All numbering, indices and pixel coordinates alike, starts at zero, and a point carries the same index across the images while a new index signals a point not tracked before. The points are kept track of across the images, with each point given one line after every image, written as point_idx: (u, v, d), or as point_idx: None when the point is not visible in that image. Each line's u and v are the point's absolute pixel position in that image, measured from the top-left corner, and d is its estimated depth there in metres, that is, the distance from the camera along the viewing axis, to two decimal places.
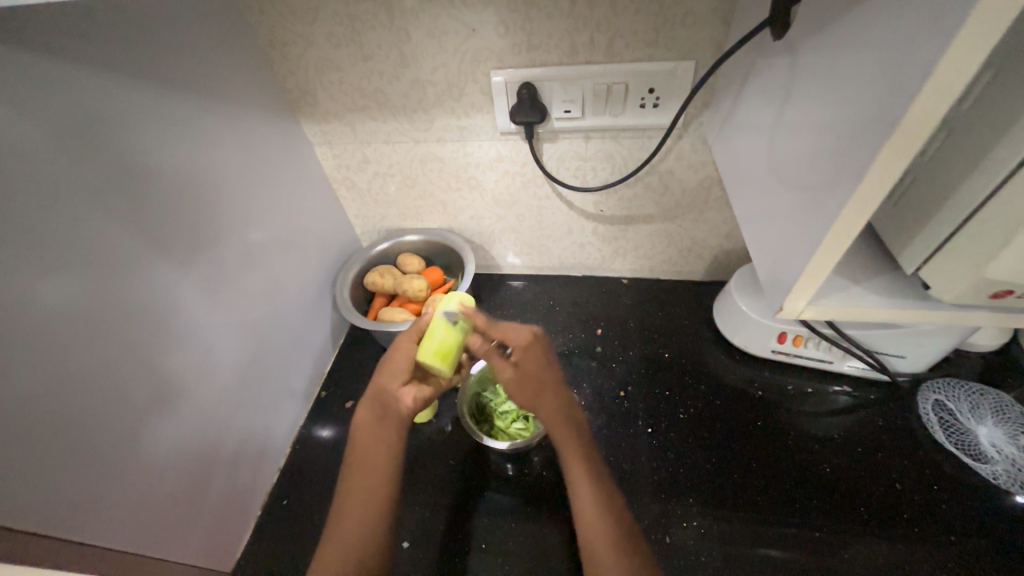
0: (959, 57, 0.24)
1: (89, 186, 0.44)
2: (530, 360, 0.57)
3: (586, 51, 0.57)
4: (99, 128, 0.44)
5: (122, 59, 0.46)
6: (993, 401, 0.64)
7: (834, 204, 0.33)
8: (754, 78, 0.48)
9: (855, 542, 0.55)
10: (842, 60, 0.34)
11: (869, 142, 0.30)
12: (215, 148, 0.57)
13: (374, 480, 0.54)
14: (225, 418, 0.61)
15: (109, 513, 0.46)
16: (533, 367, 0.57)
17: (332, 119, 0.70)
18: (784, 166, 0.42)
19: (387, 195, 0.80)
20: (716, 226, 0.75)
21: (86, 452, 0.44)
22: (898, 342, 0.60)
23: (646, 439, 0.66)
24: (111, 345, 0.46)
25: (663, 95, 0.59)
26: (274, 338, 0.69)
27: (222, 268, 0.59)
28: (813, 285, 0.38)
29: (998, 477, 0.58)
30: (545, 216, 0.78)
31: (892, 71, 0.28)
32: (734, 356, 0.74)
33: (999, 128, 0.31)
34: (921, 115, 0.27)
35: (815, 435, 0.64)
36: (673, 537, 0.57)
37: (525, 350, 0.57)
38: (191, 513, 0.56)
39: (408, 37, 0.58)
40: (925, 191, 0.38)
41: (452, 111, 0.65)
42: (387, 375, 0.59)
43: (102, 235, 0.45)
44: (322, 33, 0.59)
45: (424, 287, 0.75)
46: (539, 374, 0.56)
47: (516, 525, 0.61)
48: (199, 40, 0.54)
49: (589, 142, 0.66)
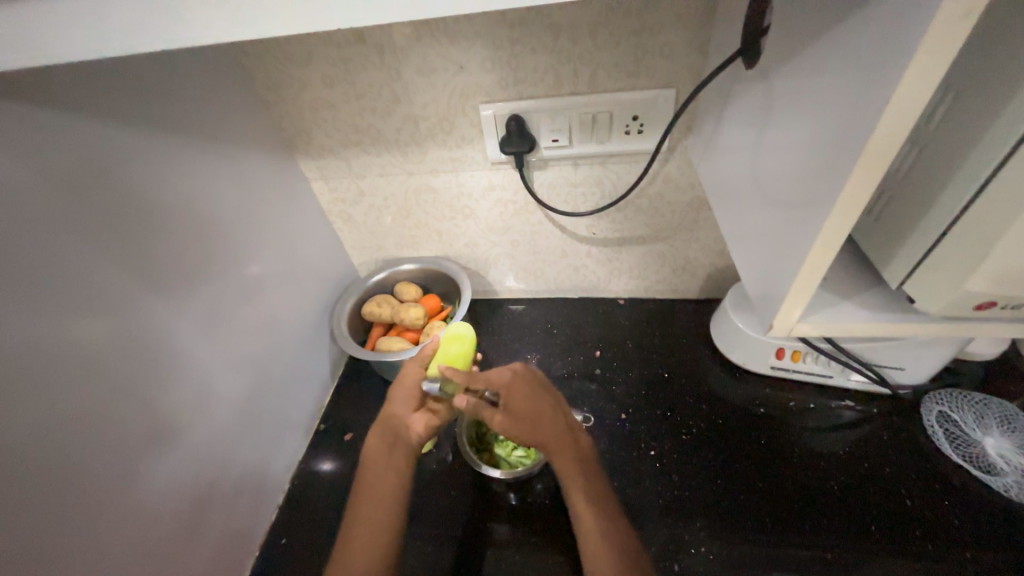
0: (918, 82, 0.25)
1: (90, 229, 0.45)
2: (517, 397, 0.58)
3: (570, 83, 0.59)
4: (101, 174, 0.46)
5: (126, 108, 0.48)
6: (998, 411, 0.63)
7: (814, 222, 0.34)
8: (732, 103, 0.50)
9: (870, 563, 0.53)
10: (812, 85, 0.35)
11: (843, 163, 0.31)
12: (215, 188, 0.59)
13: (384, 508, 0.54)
14: (225, 453, 0.61)
15: (104, 558, 0.45)
16: (521, 405, 0.58)
17: (328, 155, 0.72)
18: (766, 187, 0.42)
19: (383, 226, 0.82)
20: (708, 245, 0.76)
21: (83, 493, 0.44)
22: (896, 354, 0.60)
23: (649, 462, 0.65)
24: (110, 385, 0.46)
25: (647, 121, 0.61)
26: (272, 371, 0.69)
27: (221, 303, 0.60)
28: (801, 301, 0.38)
29: (1010, 490, 0.56)
30: (539, 241, 0.79)
31: (858, 94, 0.29)
32: (734, 373, 0.73)
33: (968, 145, 0.32)
34: (887, 136, 0.28)
35: (821, 451, 0.63)
36: (682, 564, 0.55)
37: (511, 387, 0.59)
38: (188, 555, 0.55)
39: (399, 76, 0.61)
40: (903, 206, 0.39)
41: (443, 143, 0.67)
42: (396, 403, 0.60)
43: (101, 276, 0.46)
44: (317, 75, 0.62)
45: (422, 315, 0.76)
46: (530, 410, 0.57)
47: (520, 557, 0.59)
48: (199, 87, 0.57)
49: (578, 168, 0.68)
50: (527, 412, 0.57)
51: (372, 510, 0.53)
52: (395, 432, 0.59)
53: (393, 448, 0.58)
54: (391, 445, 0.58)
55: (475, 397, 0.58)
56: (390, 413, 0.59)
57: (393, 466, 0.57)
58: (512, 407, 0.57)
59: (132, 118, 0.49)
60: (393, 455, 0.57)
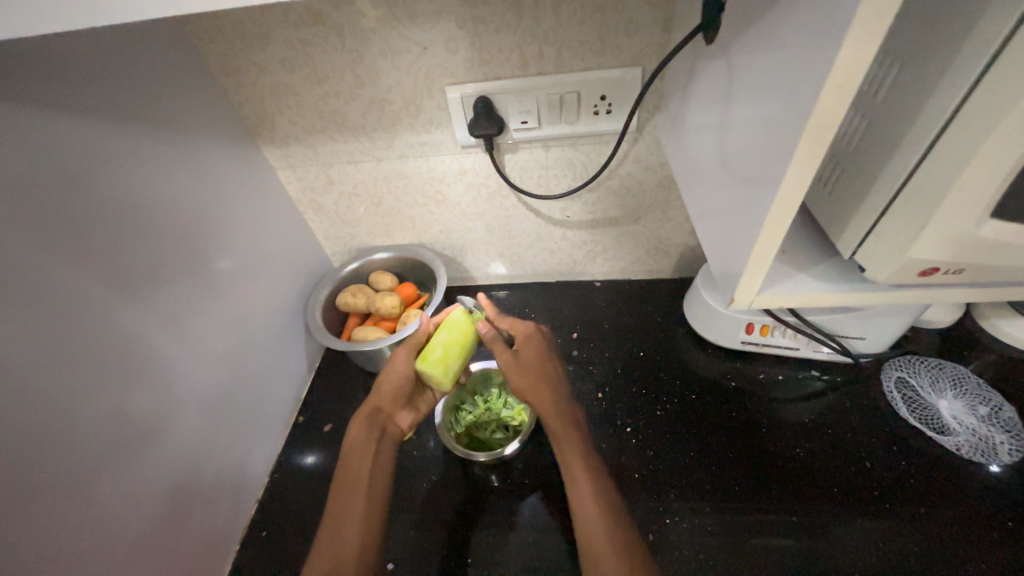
0: (859, 53, 0.26)
1: (41, 224, 0.43)
2: (530, 349, 0.59)
3: (536, 63, 0.59)
4: (51, 165, 0.44)
5: (72, 95, 0.46)
6: (952, 373, 0.66)
7: (769, 197, 0.35)
8: (695, 80, 0.50)
9: (834, 523, 0.56)
10: (766, 60, 0.35)
11: (792, 135, 0.31)
12: (174, 178, 0.57)
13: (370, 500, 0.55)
14: (200, 452, 0.60)
15: (78, 561, 0.45)
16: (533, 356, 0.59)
17: (293, 142, 0.70)
18: (727, 164, 0.43)
19: (354, 214, 0.80)
20: (680, 224, 0.77)
21: (50, 499, 0.42)
22: (857, 325, 0.62)
23: (626, 438, 0.66)
24: (74, 386, 0.45)
25: (615, 101, 0.61)
26: (247, 366, 0.68)
27: (189, 297, 0.58)
28: (760, 273, 0.39)
29: (961, 448, 0.60)
30: (513, 225, 0.79)
31: (806, 68, 0.30)
32: (707, 350, 0.75)
33: (912, 117, 0.33)
34: (831, 108, 0.28)
35: (789, 421, 0.66)
36: (658, 534, 0.57)
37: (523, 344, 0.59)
38: (167, 554, 0.54)
39: (362, 58, 0.59)
40: (855, 179, 0.40)
41: (411, 128, 0.66)
42: (385, 397, 0.59)
43: (56, 272, 0.44)
44: (275, 59, 0.60)
45: (398, 304, 0.75)
46: (538, 363, 0.58)
47: (502, 536, 0.60)
48: (150, 72, 0.54)
49: (548, 151, 0.67)
50: (536, 363, 0.58)
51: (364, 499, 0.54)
52: (381, 424, 0.59)
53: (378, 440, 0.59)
54: (377, 438, 0.58)
55: (495, 337, 0.58)
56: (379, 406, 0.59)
57: (381, 458, 0.57)
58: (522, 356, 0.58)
59: (78, 105, 0.46)
60: (380, 448, 0.58)
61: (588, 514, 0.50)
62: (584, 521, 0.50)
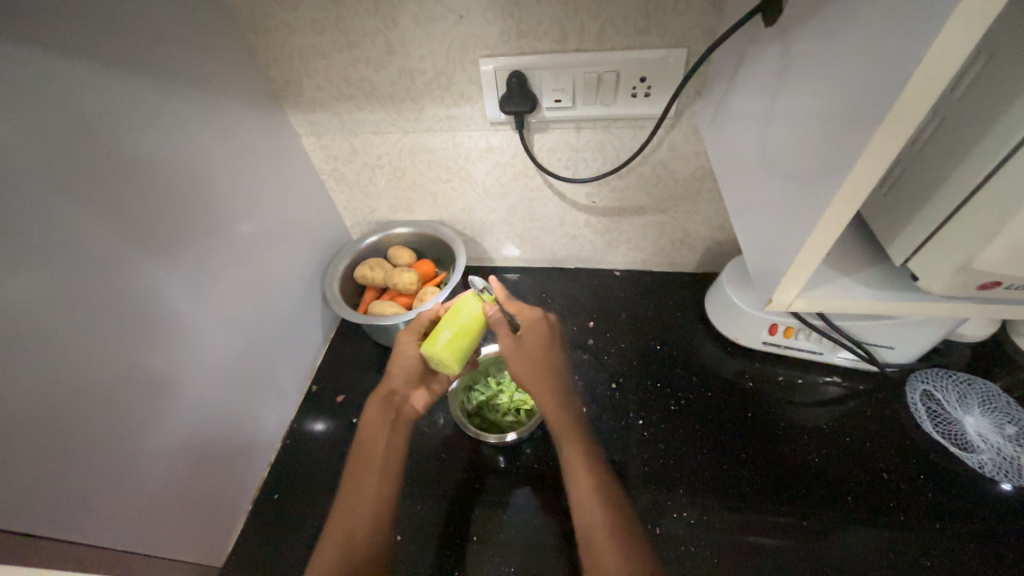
0: (948, 45, 0.24)
1: (70, 180, 0.43)
2: (535, 336, 0.57)
3: (576, 39, 0.56)
4: (80, 119, 0.43)
5: (101, 47, 0.45)
6: (981, 390, 0.64)
7: (823, 196, 0.33)
8: (745, 66, 0.47)
9: (843, 532, 0.56)
10: (833, 47, 0.33)
11: (860, 130, 0.29)
12: (200, 138, 0.56)
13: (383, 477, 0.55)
14: (214, 415, 0.61)
15: (95, 512, 0.46)
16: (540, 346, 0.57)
17: (318, 108, 0.68)
18: (773, 158, 0.41)
19: (376, 186, 0.79)
20: (709, 218, 0.75)
21: (70, 451, 0.44)
22: (887, 333, 0.60)
23: (638, 430, 0.66)
24: (95, 344, 0.45)
25: (655, 84, 0.58)
26: (263, 333, 0.68)
27: (209, 261, 0.58)
28: (801, 275, 0.38)
29: (984, 466, 0.58)
30: (537, 208, 0.77)
31: (884, 58, 0.28)
32: (726, 348, 0.74)
33: (992, 116, 0.31)
34: (907, 104, 0.26)
35: (804, 425, 0.64)
36: (663, 527, 0.57)
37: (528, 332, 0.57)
38: (180, 510, 0.56)
39: (395, 24, 0.57)
40: (916, 183, 0.38)
41: (440, 101, 0.64)
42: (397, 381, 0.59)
43: (81, 228, 0.44)
44: (305, 19, 0.58)
45: (415, 280, 0.75)
46: (542, 350, 0.56)
47: (507, 517, 0.61)
48: (179, 27, 0.53)
49: (579, 132, 0.65)
50: (540, 351, 0.56)
51: (376, 478, 0.54)
52: (396, 406, 0.60)
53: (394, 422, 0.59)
54: (393, 420, 0.59)
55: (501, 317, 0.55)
56: (393, 389, 0.59)
57: (394, 439, 0.58)
58: (526, 342, 0.56)
59: (108, 58, 0.46)
60: (395, 429, 0.58)
61: (589, 510, 0.49)
62: (585, 516, 0.49)
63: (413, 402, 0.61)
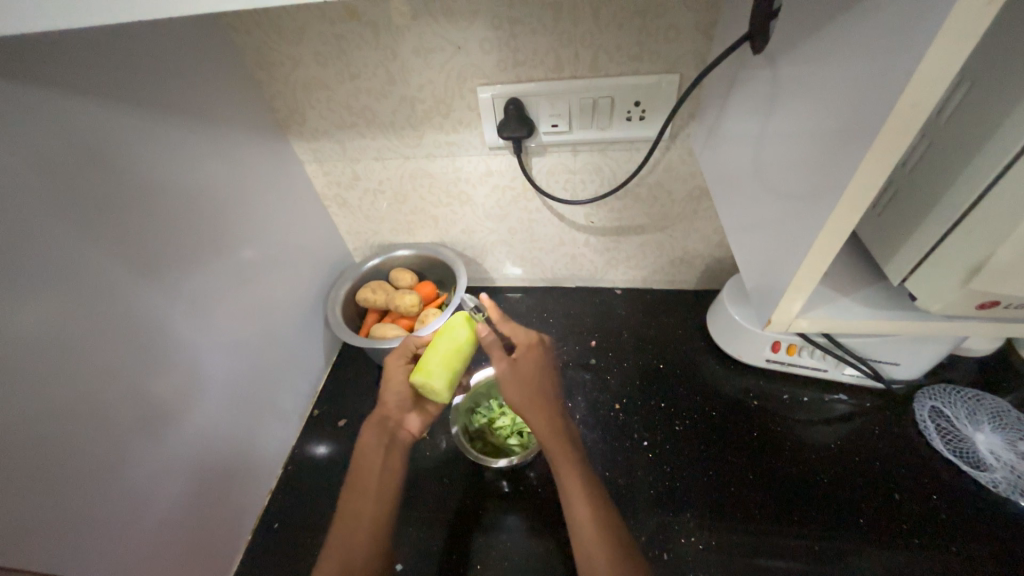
0: (930, 77, 0.25)
1: (80, 214, 0.44)
2: (531, 360, 0.56)
3: (572, 66, 0.58)
4: (92, 153, 0.45)
5: (113, 85, 0.47)
6: (990, 406, 0.63)
7: (819, 216, 0.33)
8: (737, 90, 0.49)
9: (856, 556, 0.54)
10: (821, 75, 0.34)
11: (853, 154, 0.30)
12: (205, 167, 0.58)
13: (378, 505, 0.54)
14: (216, 440, 0.60)
15: (97, 543, 0.45)
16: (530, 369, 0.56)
17: (322, 137, 0.70)
18: (767, 179, 0.42)
19: (378, 211, 0.80)
20: (708, 236, 0.75)
21: (69, 479, 0.43)
22: (891, 350, 0.60)
23: (643, 452, 0.65)
24: (99, 372, 0.45)
25: (649, 108, 0.59)
26: (266, 357, 0.69)
27: (212, 287, 0.59)
28: (804, 292, 0.38)
29: (998, 485, 0.57)
30: (536, 229, 0.78)
31: (873, 86, 0.28)
32: (729, 366, 0.73)
33: (981, 138, 0.32)
34: (900, 127, 0.27)
35: (812, 444, 0.63)
36: (672, 552, 0.56)
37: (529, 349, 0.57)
38: (182, 541, 0.55)
39: (395, 55, 0.59)
40: (912, 202, 0.39)
41: (441, 127, 0.66)
42: (391, 404, 0.58)
43: (90, 259, 0.45)
44: (309, 53, 0.60)
45: (417, 302, 0.75)
46: (537, 378, 0.55)
47: (512, 543, 0.59)
48: (186, 63, 0.55)
49: (576, 155, 0.66)
50: (533, 375, 0.55)
51: (373, 505, 0.53)
52: (391, 431, 0.58)
53: (389, 447, 0.58)
54: (387, 445, 0.58)
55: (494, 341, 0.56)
56: (386, 413, 0.58)
57: (390, 464, 0.57)
58: (521, 366, 0.56)
59: (121, 95, 0.48)
60: (390, 455, 0.57)
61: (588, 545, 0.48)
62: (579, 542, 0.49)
63: (408, 426, 0.59)
